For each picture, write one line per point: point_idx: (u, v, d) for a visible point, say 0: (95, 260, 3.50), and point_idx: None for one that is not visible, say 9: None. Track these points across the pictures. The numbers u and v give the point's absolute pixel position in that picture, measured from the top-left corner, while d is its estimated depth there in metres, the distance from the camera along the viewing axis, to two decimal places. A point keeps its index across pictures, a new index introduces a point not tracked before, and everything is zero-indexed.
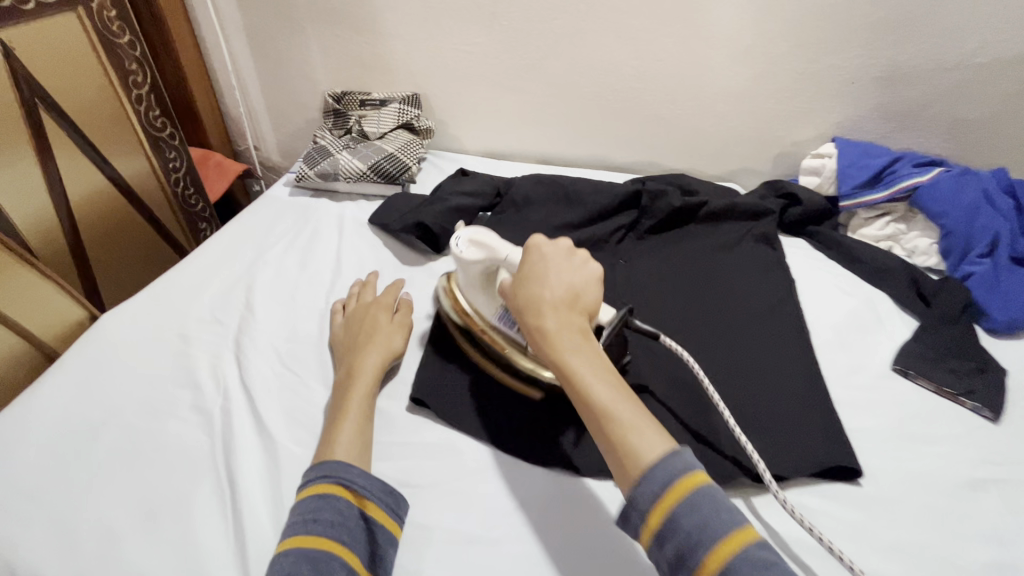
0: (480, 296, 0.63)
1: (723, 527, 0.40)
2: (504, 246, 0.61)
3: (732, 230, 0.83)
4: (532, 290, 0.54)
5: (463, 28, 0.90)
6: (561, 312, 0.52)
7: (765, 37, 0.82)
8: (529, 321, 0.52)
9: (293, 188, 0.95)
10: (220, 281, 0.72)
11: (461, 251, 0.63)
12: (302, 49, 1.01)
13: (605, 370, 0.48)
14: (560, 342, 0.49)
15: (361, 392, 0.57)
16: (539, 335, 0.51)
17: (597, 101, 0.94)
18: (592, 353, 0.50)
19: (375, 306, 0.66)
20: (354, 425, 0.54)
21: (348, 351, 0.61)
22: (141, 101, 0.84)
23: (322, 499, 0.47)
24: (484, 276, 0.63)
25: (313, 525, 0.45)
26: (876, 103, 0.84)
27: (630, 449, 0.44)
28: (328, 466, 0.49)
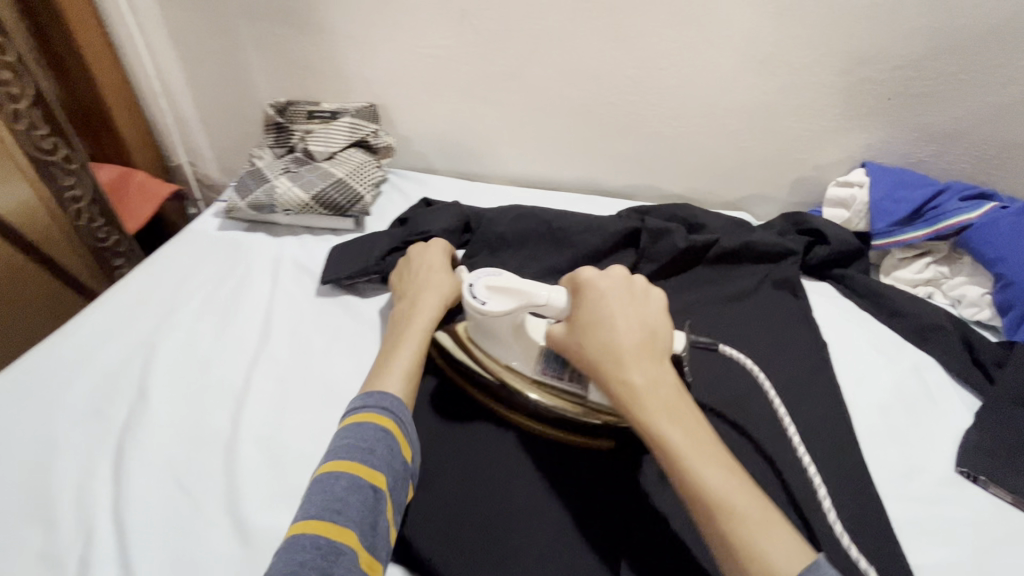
0: (513, 348, 0.53)
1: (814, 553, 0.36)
2: (537, 287, 0.50)
3: (747, 275, 0.69)
4: (602, 334, 0.45)
5: (426, 27, 0.75)
6: (647, 365, 0.43)
7: (786, 44, 0.68)
8: (607, 372, 0.44)
9: (224, 220, 0.79)
10: (113, 353, 0.57)
11: (481, 303, 0.50)
12: (236, 50, 0.84)
13: (709, 443, 0.40)
14: (655, 407, 0.41)
15: (419, 329, 0.56)
16: (623, 393, 0.43)
17: (586, 115, 0.80)
18: (689, 418, 0.41)
19: (433, 251, 0.65)
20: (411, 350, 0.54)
21: (405, 292, 0.62)
22: (19, 118, 0.67)
23: (380, 436, 0.45)
24: (514, 326, 0.52)
25: (368, 455, 0.43)
26: (915, 123, 0.71)
27: (760, 558, 0.35)
28: (390, 403, 0.48)
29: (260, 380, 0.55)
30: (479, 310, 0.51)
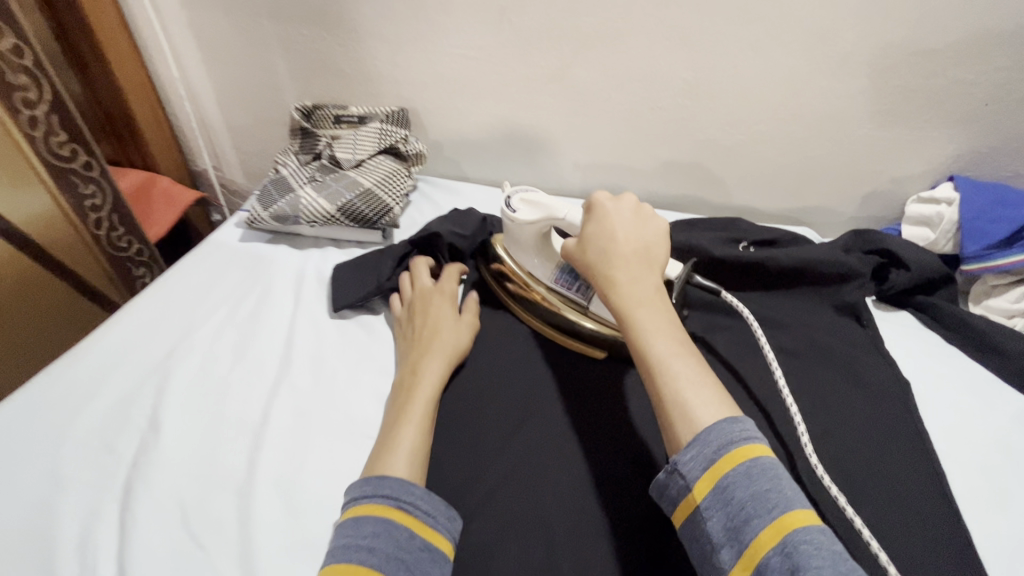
0: (534, 255, 0.58)
1: (780, 502, 0.33)
2: (562, 205, 0.54)
3: (803, 299, 0.64)
4: (598, 241, 0.48)
5: (464, 25, 0.69)
6: (635, 267, 0.46)
7: (870, 43, 0.60)
8: (596, 268, 0.47)
9: (246, 231, 0.75)
10: (124, 377, 0.53)
11: (513, 211, 0.56)
12: (262, 51, 0.80)
13: (670, 329, 0.42)
14: (630, 295, 0.44)
15: (425, 395, 0.50)
16: (604, 277, 0.46)
17: (635, 122, 0.73)
18: (662, 307, 0.44)
19: (433, 291, 0.60)
20: (420, 417, 0.47)
21: (410, 350, 0.55)
22: (35, 126, 0.63)
23: (382, 524, 0.39)
24: (538, 238, 0.57)
25: (367, 553, 0.36)
26: (1016, 132, 0.63)
27: (682, 406, 0.38)
28: (390, 483, 0.41)
29: (279, 413, 0.51)
30: (511, 218, 0.56)
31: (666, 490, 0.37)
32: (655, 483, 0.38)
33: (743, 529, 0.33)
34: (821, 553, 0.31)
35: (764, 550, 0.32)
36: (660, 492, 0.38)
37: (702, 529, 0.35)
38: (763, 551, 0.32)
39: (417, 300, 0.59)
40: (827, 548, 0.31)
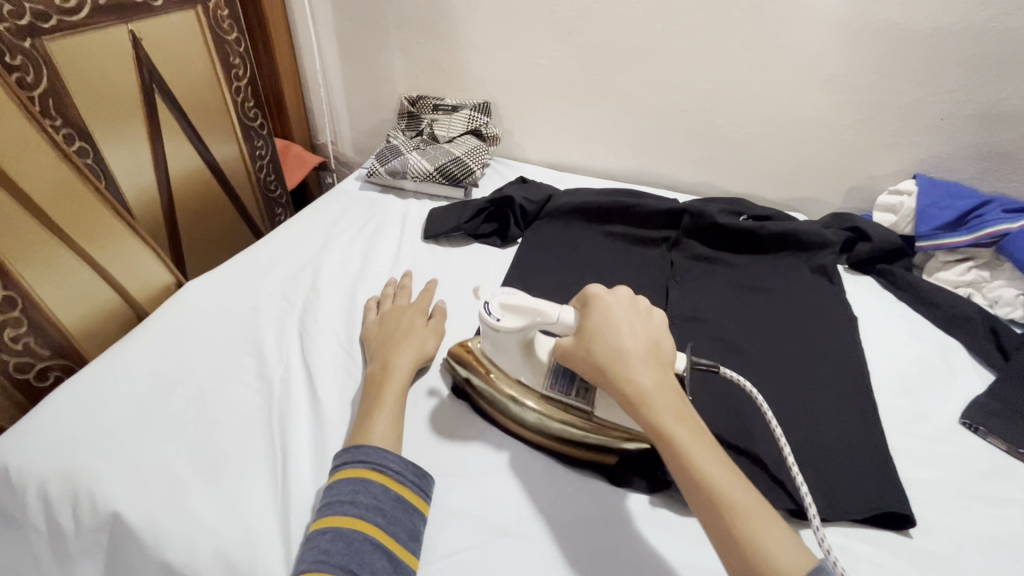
0: (524, 367, 0.58)
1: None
2: (547, 305, 0.55)
3: (787, 258, 0.81)
4: (608, 341, 0.49)
5: (541, 41, 0.93)
6: (651, 369, 0.47)
7: (848, 66, 0.80)
8: (615, 376, 0.47)
9: (364, 183, 1.01)
10: (291, 264, 0.78)
11: (495, 320, 0.56)
12: (386, 53, 1.06)
13: (712, 447, 0.43)
14: (662, 409, 0.44)
15: (396, 384, 0.58)
16: (634, 395, 0.46)
17: (666, 120, 0.94)
18: (692, 420, 0.45)
19: (404, 307, 0.69)
20: (392, 403, 0.56)
21: (384, 344, 0.63)
22: (238, 93, 0.93)
23: (360, 483, 0.48)
24: (524, 344, 0.57)
25: (349, 506, 0.46)
26: (965, 142, 0.80)
27: (766, 559, 0.37)
28: (365, 450, 0.50)
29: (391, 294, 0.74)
30: (494, 326, 0.56)
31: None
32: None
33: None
34: None
35: None
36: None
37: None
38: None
39: (390, 315, 0.67)
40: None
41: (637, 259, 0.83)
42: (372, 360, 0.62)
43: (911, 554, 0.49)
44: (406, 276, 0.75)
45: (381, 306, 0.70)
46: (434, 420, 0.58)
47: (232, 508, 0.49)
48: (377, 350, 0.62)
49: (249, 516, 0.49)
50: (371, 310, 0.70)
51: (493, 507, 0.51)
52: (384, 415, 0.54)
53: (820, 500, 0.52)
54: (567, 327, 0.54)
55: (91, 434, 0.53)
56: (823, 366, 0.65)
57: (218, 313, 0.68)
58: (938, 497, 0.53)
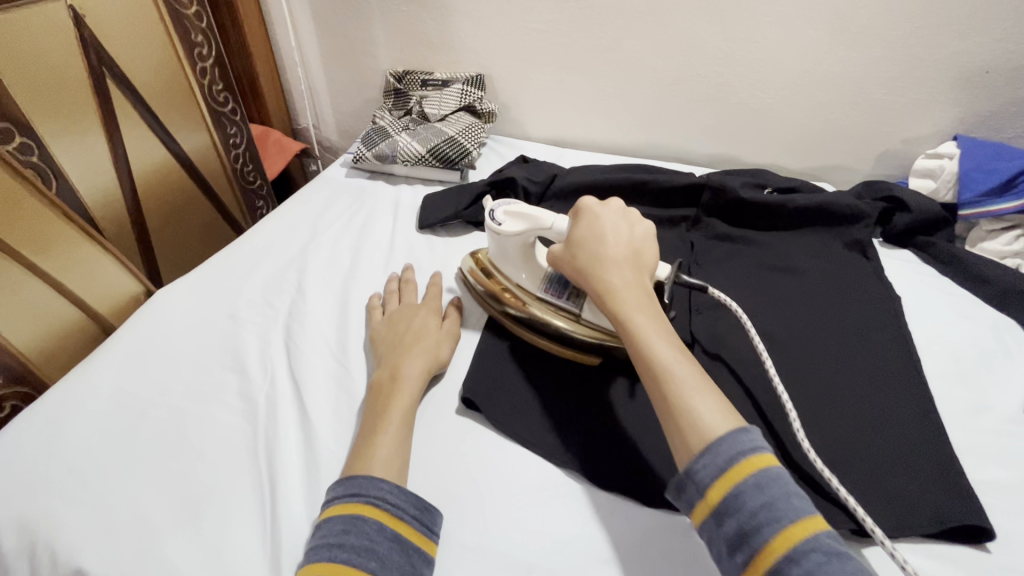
0: (521, 269, 0.62)
1: (786, 513, 0.36)
2: (545, 214, 0.58)
3: (819, 233, 0.74)
4: (591, 246, 0.53)
5: (536, 2, 0.84)
6: (624, 270, 0.51)
7: (884, 17, 0.71)
8: (590, 274, 0.52)
9: (350, 170, 0.92)
10: (273, 264, 0.71)
11: (498, 225, 0.60)
12: (366, 25, 0.97)
13: (667, 330, 0.47)
14: (627, 300, 0.49)
15: (404, 400, 0.51)
16: (603, 289, 0.50)
17: (678, 86, 0.86)
18: (657, 314, 0.48)
19: (412, 305, 0.62)
20: (398, 420, 0.49)
21: (391, 349, 0.56)
22: (204, 75, 0.84)
23: (351, 521, 0.41)
24: (523, 247, 0.61)
25: (338, 550, 0.39)
26: (1012, 97, 0.73)
27: (691, 415, 0.41)
28: (357, 481, 0.44)
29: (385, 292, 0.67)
30: (496, 231, 0.60)
31: (683, 493, 0.41)
32: (672, 486, 0.42)
33: (755, 538, 0.36)
34: (780, 489, 0.37)
35: (779, 549, 0.35)
36: (677, 494, 0.41)
37: (718, 537, 0.38)
38: (771, 560, 0.35)
39: (399, 314, 0.60)
40: (835, 552, 0.35)
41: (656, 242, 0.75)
42: (377, 369, 0.55)
43: (990, 573, 0.43)
44: (410, 270, 0.68)
45: (386, 306, 0.63)
46: (442, 438, 0.52)
47: (216, 554, 0.43)
48: (384, 356, 0.56)
49: (236, 562, 0.43)
50: (376, 308, 0.63)
51: (514, 539, 0.45)
52: (386, 434, 0.48)
53: (883, 514, 0.46)
54: (561, 234, 0.57)
55: (51, 473, 0.47)
56: (871, 353, 0.59)
57: (193, 323, 0.61)
58: (1012, 500, 0.48)
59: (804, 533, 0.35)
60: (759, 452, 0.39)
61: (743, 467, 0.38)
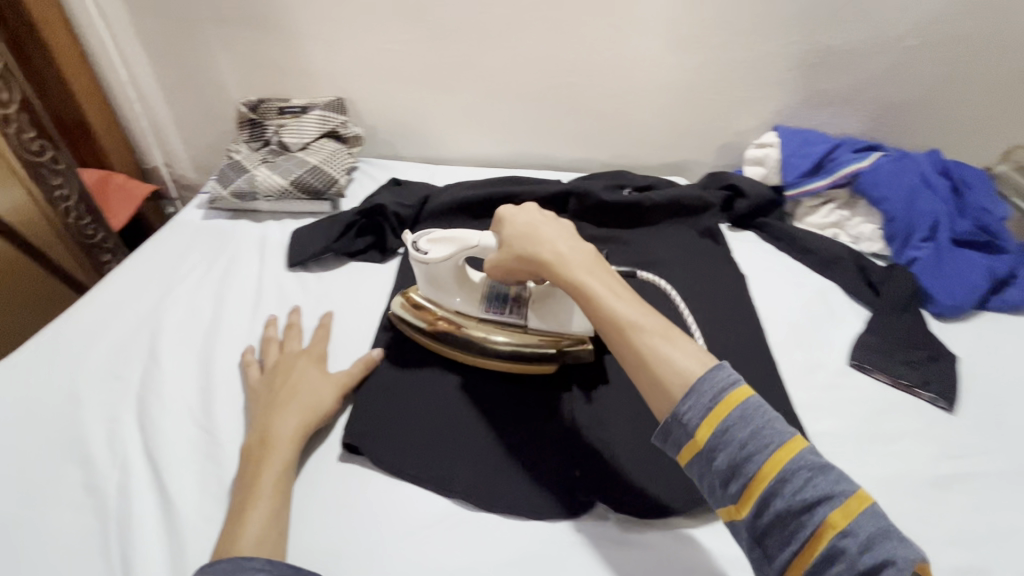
0: (455, 293, 0.60)
1: (772, 439, 0.38)
2: (470, 233, 0.56)
3: (676, 226, 0.81)
4: (522, 220, 0.53)
5: (387, 24, 0.83)
6: (564, 239, 0.52)
7: (702, 27, 0.79)
8: (529, 250, 0.51)
9: (208, 211, 0.85)
10: (120, 328, 0.64)
11: (423, 253, 0.57)
12: (209, 54, 0.90)
13: (621, 288, 0.48)
14: (575, 264, 0.49)
15: (276, 464, 0.48)
16: (549, 257, 0.50)
17: (536, 98, 0.89)
18: (605, 272, 0.49)
19: (297, 353, 0.59)
20: (270, 492, 0.46)
21: (264, 407, 0.53)
22: (8, 124, 0.73)
23: None
24: (456, 272, 0.58)
25: None
26: (813, 89, 0.84)
27: (664, 361, 0.42)
28: (220, 568, 0.39)
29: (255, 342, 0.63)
30: (422, 259, 0.57)
31: (671, 437, 0.41)
32: (660, 431, 0.42)
33: (745, 466, 0.38)
34: (760, 419, 0.39)
35: (768, 478, 0.37)
36: (665, 439, 0.42)
37: (710, 472, 0.39)
38: (762, 486, 0.37)
39: (280, 363, 0.57)
40: (818, 466, 0.37)
41: None
42: (253, 432, 0.51)
43: None
44: (323, 316, 0.65)
45: (268, 354, 0.60)
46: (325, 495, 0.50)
47: None
48: (260, 415, 0.52)
49: None
50: (258, 359, 0.60)
51: None
52: (254, 511, 0.45)
53: None
54: (490, 250, 0.55)
55: None
56: (723, 333, 0.65)
57: (23, 416, 0.54)
58: (843, 444, 0.55)
59: (793, 453, 0.37)
60: (736, 387, 0.40)
61: (725, 401, 0.39)
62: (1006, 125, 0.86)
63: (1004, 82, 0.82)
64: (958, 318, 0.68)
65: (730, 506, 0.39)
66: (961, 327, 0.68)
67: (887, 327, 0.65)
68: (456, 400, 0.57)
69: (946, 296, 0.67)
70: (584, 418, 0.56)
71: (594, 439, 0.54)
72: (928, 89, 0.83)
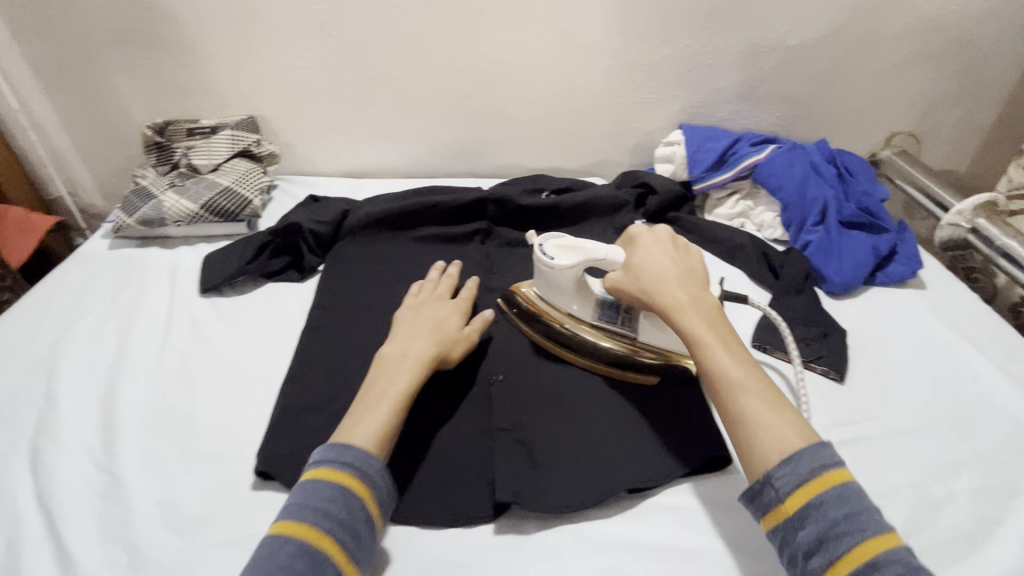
0: (573, 300, 0.63)
1: (868, 526, 0.40)
2: (597, 246, 0.60)
3: (595, 226, 0.83)
4: (654, 267, 0.56)
5: (294, 40, 0.82)
6: (690, 290, 0.55)
7: (602, 33, 0.83)
8: (655, 296, 0.55)
9: (114, 240, 0.82)
10: (13, 372, 0.60)
11: (551, 259, 0.61)
12: (107, 77, 0.87)
13: (735, 346, 0.50)
14: (693, 317, 0.52)
15: (406, 376, 0.54)
16: (670, 306, 0.53)
17: (451, 108, 0.90)
18: (721, 330, 0.52)
19: (444, 299, 0.65)
20: (397, 400, 0.52)
21: (399, 333, 0.60)
22: None
23: (337, 490, 0.46)
24: (577, 280, 0.62)
25: (319, 518, 0.44)
26: (712, 88, 0.89)
27: (763, 426, 0.45)
28: (353, 454, 0.48)
29: (164, 373, 0.61)
30: (550, 266, 0.61)
31: (760, 498, 0.44)
32: (748, 493, 0.45)
33: (836, 544, 0.40)
34: (858, 503, 0.42)
35: (858, 561, 0.39)
36: (753, 500, 0.45)
37: (796, 541, 0.42)
38: (850, 566, 0.39)
39: (422, 300, 0.65)
40: (913, 567, 0.39)
41: (454, 262, 0.78)
42: (414, 339, 0.59)
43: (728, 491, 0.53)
44: (453, 263, 0.70)
45: (420, 293, 0.67)
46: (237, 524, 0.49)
47: None
48: (398, 336, 0.59)
49: None
50: (411, 295, 0.67)
51: None
52: (370, 417, 0.51)
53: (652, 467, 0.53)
54: (615, 265, 0.59)
55: None
56: None
57: None
58: None
59: (888, 545, 0.39)
60: (836, 469, 0.43)
61: (826, 480, 0.42)
62: (886, 114, 0.94)
63: (879, 75, 0.89)
64: (849, 295, 0.74)
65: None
66: (853, 302, 0.74)
67: (785, 308, 0.70)
68: None
69: (836, 274, 0.73)
70: (502, 418, 0.56)
71: (513, 440, 0.55)
72: (814, 84, 0.90)
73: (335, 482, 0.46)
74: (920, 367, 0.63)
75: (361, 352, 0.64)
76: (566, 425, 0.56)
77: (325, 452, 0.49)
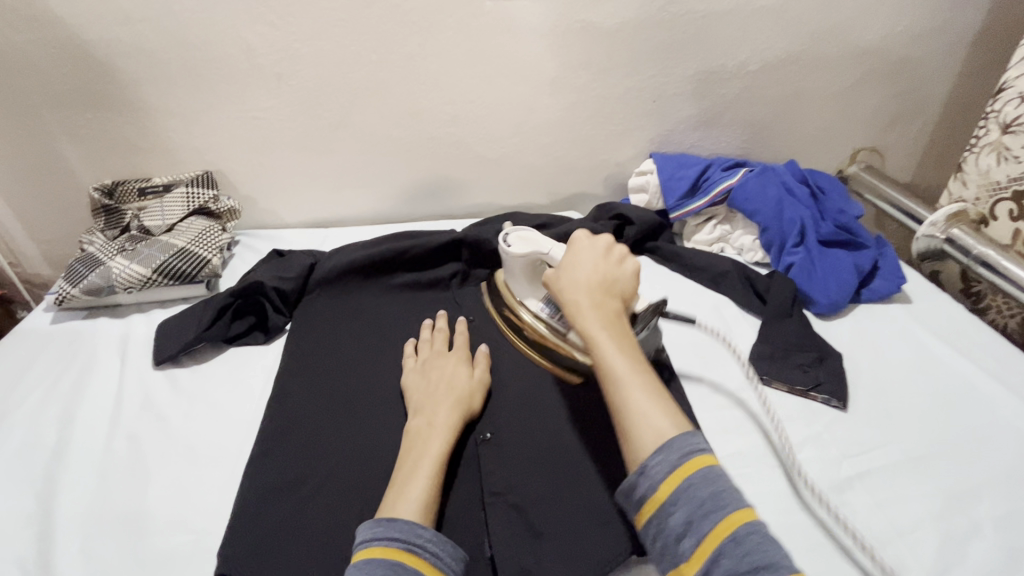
0: (523, 285, 0.65)
1: (728, 502, 0.41)
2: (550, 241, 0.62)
3: None
4: (569, 273, 0.55)
5: (248, 92, 0.79)
6: (597, 296, 0.53)
7: (566, 69, 0.82)
8: (567, 301, 0.53)
9: (58, 312, 0.75)
10: None
11: (508, 246, 0.63)
12: (47, 140, 0.82)
13: (628, 350, 0.49)
14: (593, 318, 0.51)
15: (436, 447, 0.52)
16: (572, 310, 0.52)
17: (419, 150, 0.88)
18: (620, 335, 0.51)
19: (445, 353, 0.63)
20: (429, 472, 0.50)
21: (419, 401, 0.58)
22: None
23: (392, 566, 0.42)
24: (528, 269, 0.64)
25: None
26: (679, 116, 0.89)
27: (639, 424, 0.45)
28: (400, 526, 0.44)
29: (113, 462, 0.55)
30: (505, 251, 0.63)
31: (635, 492, 0.44)
32: (623, 489, 0.45)
33: (701, 524, 0.40)
34: (722, 484, 0.42)
35: (717, 539, 0.40)
36: (628, 498, 0.44)
37: (666, 528, 0.42)
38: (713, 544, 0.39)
39: (429, 361, 0.62)
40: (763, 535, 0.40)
41: (429, 311, 0.73)
42: (437, 408, 0.56)
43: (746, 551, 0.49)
44: (441, 316, 0.68)
45: (419, 353, 0.64)
46: None
47: None
48: (419, 403, 0.57)
49: None
50: (409, 356, 0.64)
51: None
52: (410, 485, 0.48)
53: None
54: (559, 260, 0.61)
55: None
56: None
57: None
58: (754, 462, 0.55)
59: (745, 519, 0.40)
60: (701, 453, 0.44)
61: (691, 464, 0.43)
62: (848, 132, 0.96)
63: (839, 96, 0.91)
64: (836, 314, 0.73)
65: (680, 564, 0.40)
66: (841, 323, 0.72)
67: (777, 334, 0.67)
68: (349, 492, 0.52)
69: (823, 295, 0.71)
70: (494, 482, 0.53)
71: (507, 507, 0.52)
72: (777, 107, 0.91)
73: (389, 561, 0.42)
74: (917, 387, 0.62)
75: (335, 419, 0.58)
76: (563, 485, 0.53)
77: (373, 529, 0.45)
